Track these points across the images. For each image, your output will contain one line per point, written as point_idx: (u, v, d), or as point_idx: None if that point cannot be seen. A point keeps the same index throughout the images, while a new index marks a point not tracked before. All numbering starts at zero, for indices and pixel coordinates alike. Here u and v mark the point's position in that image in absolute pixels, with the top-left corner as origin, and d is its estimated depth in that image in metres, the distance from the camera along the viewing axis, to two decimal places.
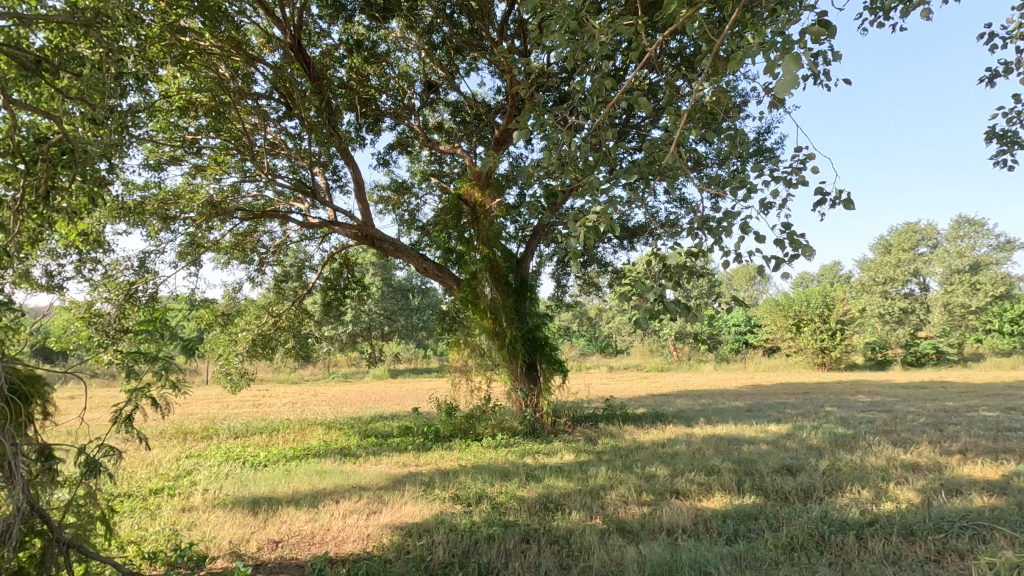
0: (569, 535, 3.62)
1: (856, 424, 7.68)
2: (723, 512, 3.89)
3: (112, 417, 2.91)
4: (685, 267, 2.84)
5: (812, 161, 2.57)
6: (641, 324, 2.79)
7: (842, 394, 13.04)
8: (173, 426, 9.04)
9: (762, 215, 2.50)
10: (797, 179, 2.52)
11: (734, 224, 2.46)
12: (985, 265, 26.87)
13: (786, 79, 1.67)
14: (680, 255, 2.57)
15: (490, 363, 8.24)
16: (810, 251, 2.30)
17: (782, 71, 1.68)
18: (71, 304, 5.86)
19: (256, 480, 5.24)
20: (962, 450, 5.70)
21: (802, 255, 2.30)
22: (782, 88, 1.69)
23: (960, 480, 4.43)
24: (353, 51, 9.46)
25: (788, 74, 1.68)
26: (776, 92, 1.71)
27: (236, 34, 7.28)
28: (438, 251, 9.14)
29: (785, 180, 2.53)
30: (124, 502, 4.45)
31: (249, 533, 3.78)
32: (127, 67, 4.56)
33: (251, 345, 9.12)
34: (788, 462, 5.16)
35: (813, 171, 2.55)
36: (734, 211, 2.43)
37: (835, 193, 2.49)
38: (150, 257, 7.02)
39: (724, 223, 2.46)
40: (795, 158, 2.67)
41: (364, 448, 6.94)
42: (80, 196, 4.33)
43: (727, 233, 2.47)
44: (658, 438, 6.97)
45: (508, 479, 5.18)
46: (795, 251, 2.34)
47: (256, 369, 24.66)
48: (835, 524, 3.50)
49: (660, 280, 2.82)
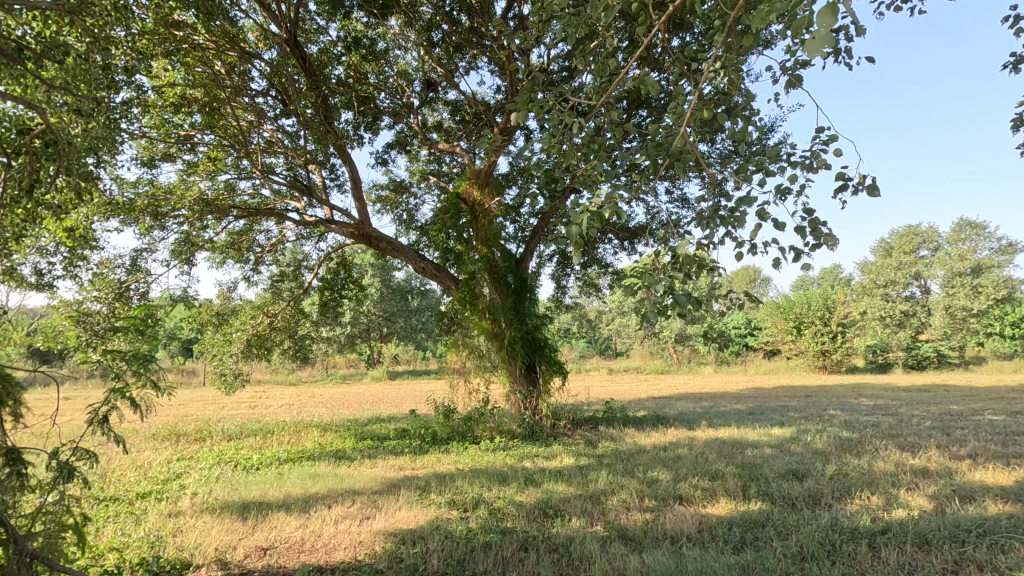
0: (569, 543, 3.49)
1: (861, 428, 7.54)
2: (728, 519, 3.76)
3: (86, 419, 2.78)
4: (695, 258, 2.69)
5: (835, 143, 2.43)
6: (646, 320, 2.67)
7: (844, 398, 12.91)
8: (166, 428, 8.89)
9: (780, 201, 2.37)
10: (820, 163, 2.39)
11: (752, 213, 2.32)
12: (986, 268, 26.77)
13: (819, 35, 1.49)
14: (691, 246, 2.44)
15: (489, 364, 8.11)
16: (834, 240, 2.17)
17: (816, 26, 1.50)
18: (59, 303, 5.73)
19: (247, 483, 5.10)
20: (972, 454, 5.56)
21: (825, 245, 2.19)
22: (812, 47, 1.50)
23: (973, 486, 4.29)
24: (351, 48, 9.32)
25: (822, 30, 1.50)
26: (805, 54, 1.53)
27: (230, 28, 7.16)
28: (436, 251, 9.00)
29: (805, 164, 2.40)
30: (110, 506, 4.31)
31: (237, 540, 3.64)
32: (116, 59, 4.43)
33: (247, 345, 8.95)
34: (794, 467, 5.03)
35: (835, 155, 2.41)
36: (752, 198, 2.29)
37: (860, 178, 2.35)
38: (143, 255, 6.88)
39: (741, 211, 2.33)
40: (815, 140, 2.53)
41: (360, 451, 6.80)
42: (66, 191, 4.20)
43: (745, 223, 2.34)
44: (660, 441, 6.84)
45: (506, 483, 5.04)
46: (817, 241, 2.22)
47: (254, 370, 24.51)
48: (846, 533, 3.36)
49: (670, 272, 2.67)
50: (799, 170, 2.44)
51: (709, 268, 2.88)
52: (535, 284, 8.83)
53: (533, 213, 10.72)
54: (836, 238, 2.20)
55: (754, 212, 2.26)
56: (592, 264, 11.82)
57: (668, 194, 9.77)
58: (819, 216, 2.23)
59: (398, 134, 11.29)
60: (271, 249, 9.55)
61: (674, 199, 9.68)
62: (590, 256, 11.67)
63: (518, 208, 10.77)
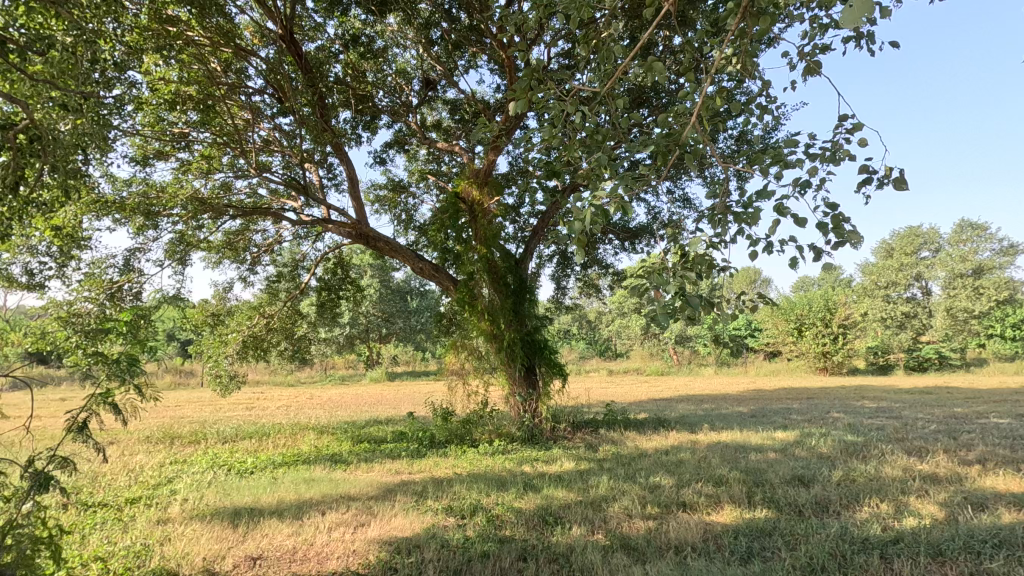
0: (570, 553, 3.38)
1: (866, 431, 7.43)
2: (734, 527, 3.65)
3: (65, 425, 2.67)
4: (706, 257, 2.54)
5: (857, 133, 2.33)
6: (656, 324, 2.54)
7: (847, 399, 12.80)
8: (161, 431, 8.77)
9: (800, 195, 2.27)
10: (842, 156, 2.29)
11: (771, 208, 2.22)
12: (988, 270, 26.67)
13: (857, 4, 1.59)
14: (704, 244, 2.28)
15: (488, 366, 8.00)
16: (858, 237, 2.08)
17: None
18: (49, 304, 5.62)
19: (240, 488, 4.99)
20: (981, 459, 5.45)
21: (849, 243, 2.09)
22: (852, 15, 1.60)
23: (984, 493, 4.18)
24: (348, 45, 9.18)
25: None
26: (843, 22, 1.64)
27: (225, 25, 7.04)
28: (435, 251, 8.88)
29: (826, 156, 2.30)
30: (96, 513, 4.20)
31: (226, 548, 3.52)
32: (106, 53, 4.32)
33: (242, 347, 8.80)
34: (801, 472, 4.91)
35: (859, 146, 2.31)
36: (771, 193, 2.19)
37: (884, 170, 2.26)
38: (136, 255, 6.76)
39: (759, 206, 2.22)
40: (837, 130, 2.42)
41: (356, 454, 6.68)
42: (54, 189, 4.08)
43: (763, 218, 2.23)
44: (662, 445, 6.72)
45: (505, 489, 4.91)
46: (840, 238, 2.13)
47: (252, 371, 24.38)
48: (857, 542, 3.25)
49: (680, 272, 2.51)
50: (819, 163, 2.34)
51: (720, 268, 2.73)
52: (535, 285, 8.71)
53: (532, 213, 10.61)
54: (860, 235, 2.11)
55: (774, 208, 2.16)
56: (592, 264, 11.72)
57: (670, 194, 9.66)
58: (842, 212, 2.14)
59: (397, 134, 11.17)
60: (267, 249, 9.43)
61: (676, 199, 9.58)
62: (591, 256, 11.56)
63: (518, 207, 10.65)
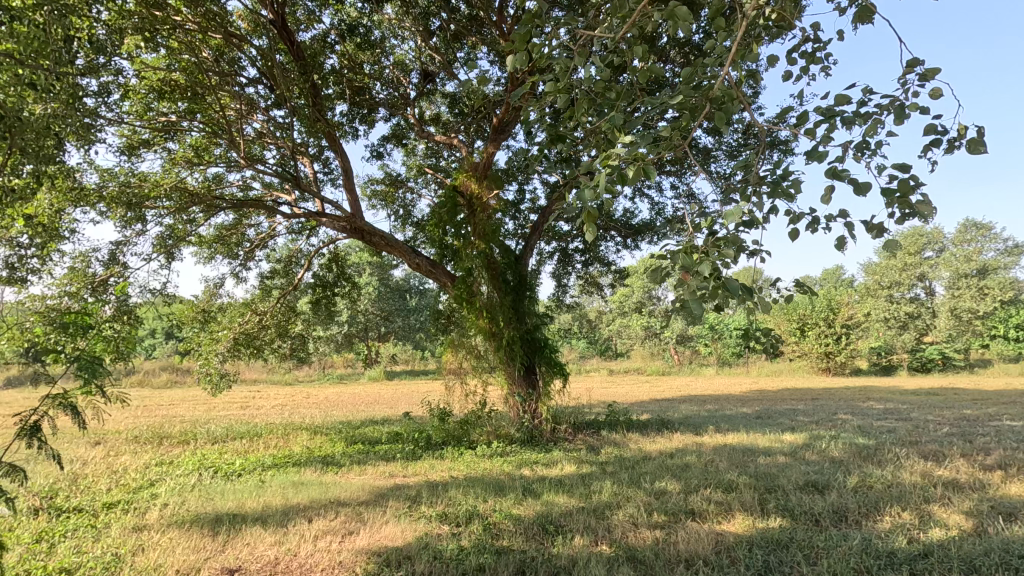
0: (573, 566, 3.13)
1: (877, 434, 7.18)
2: (748, 539, 3.41)
3: (16, 428, 2.43)
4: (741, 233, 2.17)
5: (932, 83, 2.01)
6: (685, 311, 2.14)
7: (852, 400, 12.56)
8: (149, 431, 8.51)
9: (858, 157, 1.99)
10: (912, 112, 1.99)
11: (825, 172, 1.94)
12: (992, 270, 26.34)
13: None
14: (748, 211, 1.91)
15: (486, 366, 7.76)
16: (930, 208, 1.82)
17: None
18: (26, 298, 5.38)
19: (224, 492, 4.74)
20: (1002, 464, 5.21)
21: (919, 214, 1.83)
22: None
23: (1011, 501, 3.94)
24: (344, 34, 8.91)
25: None
26: None
27: (215, 10, 6.78)
28: (432, 247, 8.55)
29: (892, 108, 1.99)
30: (70, 519, 3.96)
31: (203, 559, 3.29)
32: (80, 32, 4.08)
33: (233, 344, 8.51)
34: (815, 477, 4.66)
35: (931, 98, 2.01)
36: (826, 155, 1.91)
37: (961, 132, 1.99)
38: (121, 248, 6.51)
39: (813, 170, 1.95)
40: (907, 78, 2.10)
41: (349, 456, 6.43)
42: (15, 173, 3.81)
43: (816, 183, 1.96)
44: (667, 448, 6.47)
45: (503, 494, 4.66)
46: (907, 210, 1.86)
47: (249, 369, 24.16)
48: (882, 557, 3.01)
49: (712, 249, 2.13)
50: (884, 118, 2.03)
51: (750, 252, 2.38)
52: (535, 282, 8.49)
53: (533, 209, 10.37)
54: (932, 206, 1.83)
55: (829, 173, 1.90)
56: (594, 262, 11.48)
57: (673, 190, 9.43)
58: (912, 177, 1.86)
59: (395, 127, 10.92)
60: (260, 244, 9.17)
61: (680, 195, 9.36)
62: (592, 253, 11.31)
63: (519, 203, 10.41)
